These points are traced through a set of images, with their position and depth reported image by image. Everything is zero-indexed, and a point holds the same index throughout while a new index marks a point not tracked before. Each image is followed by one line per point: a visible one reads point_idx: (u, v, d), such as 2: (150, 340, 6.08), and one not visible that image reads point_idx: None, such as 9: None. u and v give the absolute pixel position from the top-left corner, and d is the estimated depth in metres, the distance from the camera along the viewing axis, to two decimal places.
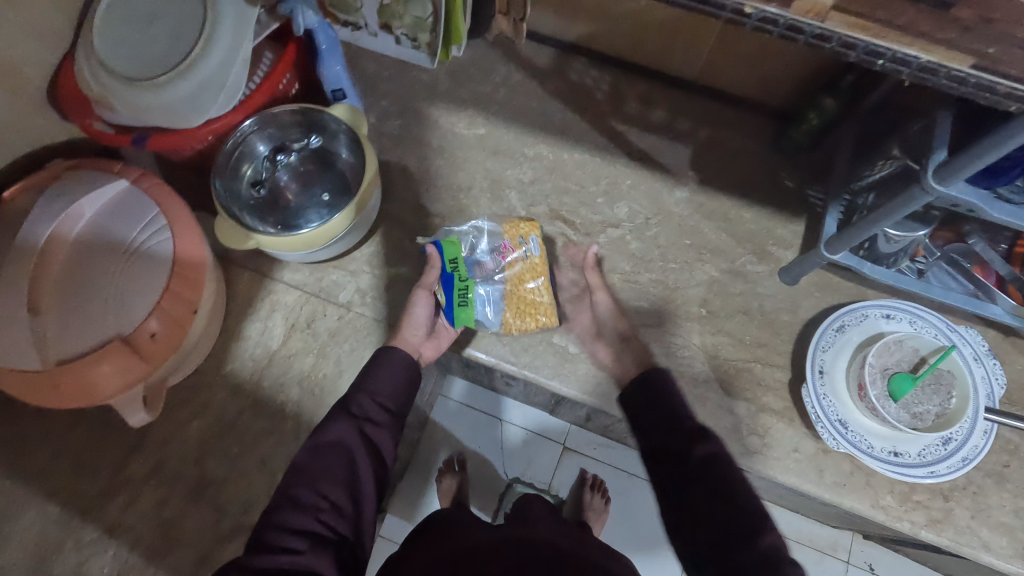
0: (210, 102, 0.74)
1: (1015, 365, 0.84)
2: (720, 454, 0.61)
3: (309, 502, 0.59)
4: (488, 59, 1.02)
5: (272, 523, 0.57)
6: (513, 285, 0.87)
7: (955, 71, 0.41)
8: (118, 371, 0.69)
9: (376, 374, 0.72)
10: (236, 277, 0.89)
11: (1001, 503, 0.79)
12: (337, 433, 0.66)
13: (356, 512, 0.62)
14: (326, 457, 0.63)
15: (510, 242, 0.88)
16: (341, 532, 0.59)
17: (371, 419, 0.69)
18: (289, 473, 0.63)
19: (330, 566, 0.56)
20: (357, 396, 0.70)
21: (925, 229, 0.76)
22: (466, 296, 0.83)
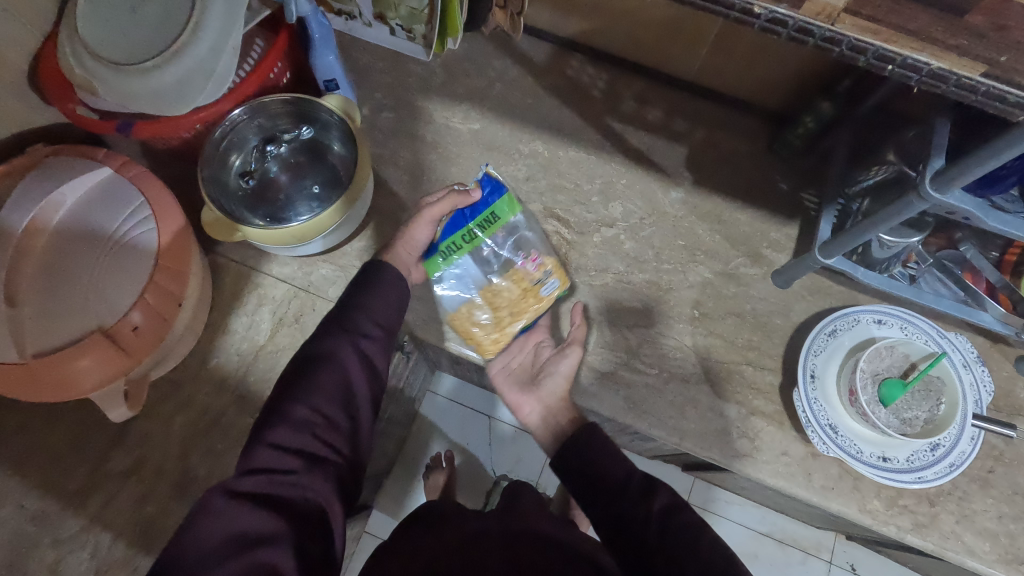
0: (198, 91, 0.71)
1: (1001, 372, 0.84)
2: (674, 507, 0.59)
3: (304, 421, 0.58)
4: (484, 54, 1.00)
5: (264, 441, 0.56)
6: (508, 291, 0.84)
7: (965, 78, 0.40)
8: (98, 365, 0.67)
9: (374, 295, 0.68)
10: (223, 269, 0.87)
11: (985, 509, 0.80)
12: (330, 349, 0.63)
13: (351, 428, 0.61)
14: (319, 375, 0.61)
15: (540, 263, 0.85)
16: (336, 451, 0.59)
17: (366, 334, 0.66)
18: (281, 390, 0.60)
19: (326, 485, 0.56)
20: (353, 313, 0.66)
21: (918, 235, 0.76)
22: (455, 250, 0.81)
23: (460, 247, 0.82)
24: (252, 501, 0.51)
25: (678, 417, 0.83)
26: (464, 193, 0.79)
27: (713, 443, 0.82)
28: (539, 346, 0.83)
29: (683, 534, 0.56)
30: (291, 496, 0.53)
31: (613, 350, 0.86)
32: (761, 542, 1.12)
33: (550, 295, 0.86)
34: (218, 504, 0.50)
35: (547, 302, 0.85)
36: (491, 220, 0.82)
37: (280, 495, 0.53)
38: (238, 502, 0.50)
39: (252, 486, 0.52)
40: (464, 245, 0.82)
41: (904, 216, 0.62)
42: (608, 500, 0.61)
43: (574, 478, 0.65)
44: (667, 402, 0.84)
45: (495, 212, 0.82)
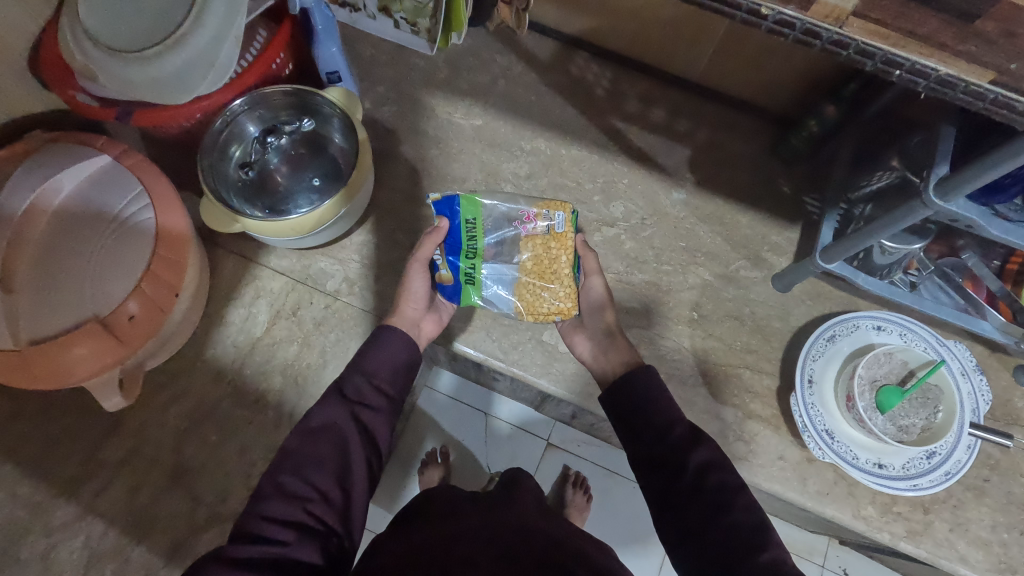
0: (198, 81, 0.70)
1: (999, 381, 0.84)
2: (715, 463, 0.59)
3: (298, 492, 0.56)
4: (488, 49, 1.00)
5: (257, 511, 0.55)
6: (530, 262, 0.79)
7: (973, 86, 0.40)
8: (93, 354, 0.67)
9: (374, 357, 0.68)
10: (220, 260, 0.87)
11: (980, 518, 0.80)
12: (330, 417, 0.62)
13: (347, 500, 0.59)
14: (317, 444, 0.60)
15: (534, 212, 0.79)
16: (331, 525, 0.56)
17: (367, 403, 0.65)
18: (278, 459, 0.59)
19: (318, 560, 0.53)
20: (353, 377, 0.66)
21: (920, 242, 0.76)
22: (470, 274, 0.79)
23: (470, 268, 0.79)
24: (239, 572, 0.49)
25: None
26: (436, 229, 0.76)
27: None
28: (591, 278, 0.80)
29: (718, 488, 0.57)
30: (280, 570, 0.51)
31: None
32: None
33: (568, 228, 0.79)
34: (205, 572, 0.49)
35: (569, 236, 0.78)
36: (473, 224, 0.78)
37: (268, 568, 0.51)
38: (224, 573, 0.49)
39: (240, 557, 0.51)
40: (474, 268, 0.79)
41: (907, 224, 0.62)
42: (645, 443, 0.62)
43: (618, 416, 0.66)
44: None
45: (470, 217, 0.78)
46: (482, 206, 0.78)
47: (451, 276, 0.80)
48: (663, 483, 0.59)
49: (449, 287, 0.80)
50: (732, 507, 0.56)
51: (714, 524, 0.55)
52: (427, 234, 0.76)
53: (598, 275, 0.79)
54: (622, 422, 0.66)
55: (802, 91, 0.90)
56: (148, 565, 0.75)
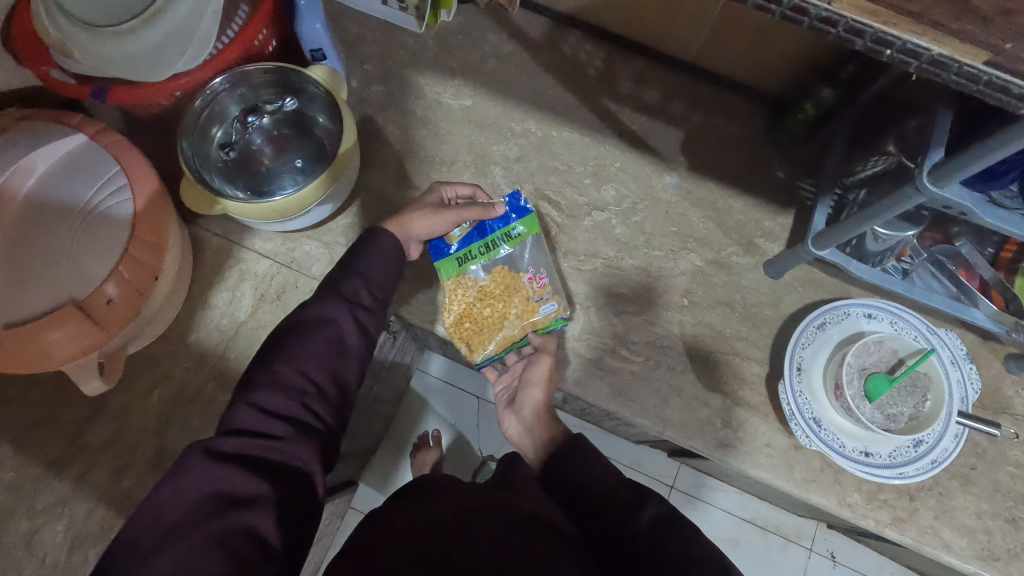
0: (177, 55, 0.72)
1: (990, 369, 0.84)
2: (665, 519, 0.59)
3: (290, 386, 0.57)
4: (478, 28, 0.97)
5: (251, 401, 0.55)
6: (506, 287, 0.85)
7: (967, 67, 0.38)
8: (71, 338, 0.66)
9: (367, 257, 0.66)
10: (204, 242, 0.85)
11: (965, 506, 0.80)
12: (326, 314, 0.62)
13: (339, 395, 0.60)
14: (312, 341, 0.60)
15: (544, 283, 0.85)
16: (323, 418, 0.58)
17: (362, 304, 0.64)
18: (268, 354, 0.59)
19: (312, 451, 0.55)
20: (348, 278, 0.65)
21: (912, 228, 0.75)
22: (465, 257, 0.84)
23: (474, 254, 0.84)
24: (234, 462, 0.50)
25: (662, 405, 0.82)
26: (487, 207, 0.81)
27: (697, 432, 0.82)
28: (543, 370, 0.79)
29: (670, 542, 0.57)
30: (274, 458, 0.52)
31: (599, 336, 0.85)
32: (744, 528, 1.12)
33: (543, 318, 0.84)
34: (197, 463, 0.49)
35: (535, 322, 0.84)
36: (504, 238, 0.85)
37: (263, 456, 0.52)
38: (219, 463, 0.49)
39: (233, 448, 0.51)
40: (476, 255, 0.85)
41: (901, 209, 0.61)
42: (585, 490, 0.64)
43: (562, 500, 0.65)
44: (652, 390, 0.83)
45: (517, 229, 0.85)
46: (532, 233, 0.85)
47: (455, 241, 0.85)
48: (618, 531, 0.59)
49: (442, 244, 0.84)
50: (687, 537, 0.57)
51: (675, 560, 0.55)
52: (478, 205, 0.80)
53: (545, 359, 0.78)
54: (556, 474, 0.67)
55: (797, 70, 0.88)
56: None
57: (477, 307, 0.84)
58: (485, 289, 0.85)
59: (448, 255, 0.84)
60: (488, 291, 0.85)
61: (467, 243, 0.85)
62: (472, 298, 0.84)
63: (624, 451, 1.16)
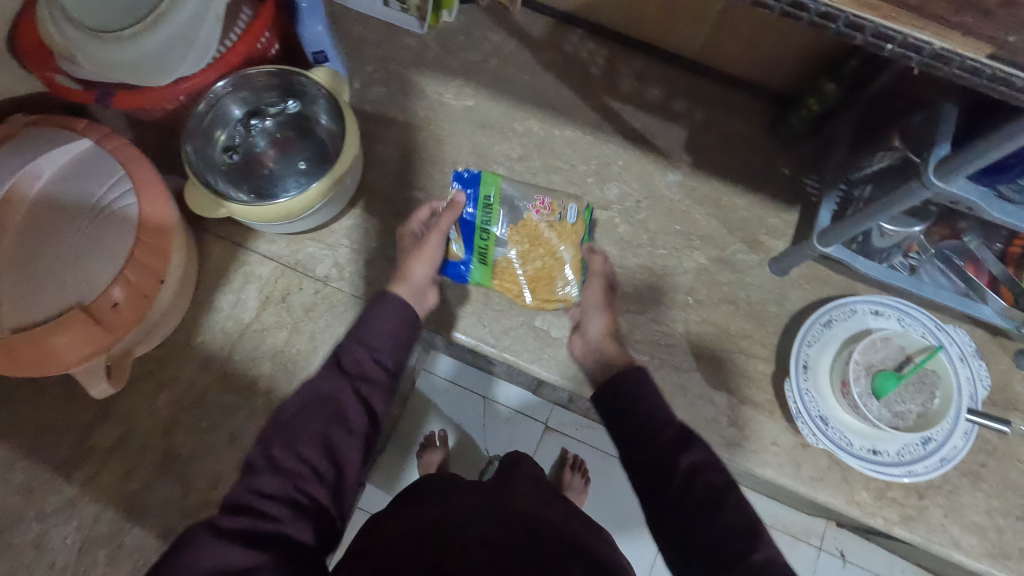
0: (179, 60, 0.72)
1: (999, 365, 0.83)
2: (703, 463, 0.58)
3: (290, 466, 0.55)
4: (479, 27, 0.97)
5: (249, 486, 0.54)
6: (529, 236, 0.84)
7: (970, 60, 0.38)
8: (77, 342, 0.66)
9: (373, 325, 0.65)
10: (208, 245, 0.85)
11: (975, 503, 0.79)
12: (329, 387, 0.61)
13: (341, 477, 0.57)
14: (312, 419, 0.58)
15: (546, 203, 0.85)
16: (322, 501, 0.55)
17: (369, 378, 0.63)
18: (271, 429, 0.59)
19: (309, 534, 0.53)
20: (352, 348, 0.64)
21: (919, 224, 0.74)
22: (483, 250, 0.83)
23: (485, 237, 0.83)
24: (229, 542, 0.49)
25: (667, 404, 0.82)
26: (453, 204, 0.80)
27: (703, 431, 0.81)
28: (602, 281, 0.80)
29: (706, 489, 0.56)
30: (267, 544, 0.50)
31: None
32: None
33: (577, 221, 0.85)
34: (195, 542, 0.49)
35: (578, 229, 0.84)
36: (489, 203, 0.84)
37: (254, 542, 0.50)
38: (215, 541, 0.49)
39: (231, 527, 0.51)
40: (485, 244, 0.84)
41: (906, 205, 0.60)
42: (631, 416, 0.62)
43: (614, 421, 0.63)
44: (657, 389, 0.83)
45: (489, 194, 0.84)
46: (499, 185, 0.84)
47: (461, 253, 0.84)
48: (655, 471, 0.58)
49: (458, 263, 0.84)
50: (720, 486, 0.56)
51: (704, 507, 0.55)
52: (446, 208, 0.80)
53: (597, 278, 0.79)
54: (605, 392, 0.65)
55: (800, 66, 0.88)
56: (141, 550, 0.75)
57: (527, 271, 0.84)
58: (520, 252, 0.84)
59: (471, 270, 0.84)
60: (521, 253, 0.84)
61: (472, 245, 0.84)
62: (518, 268, 0.84)
63: None
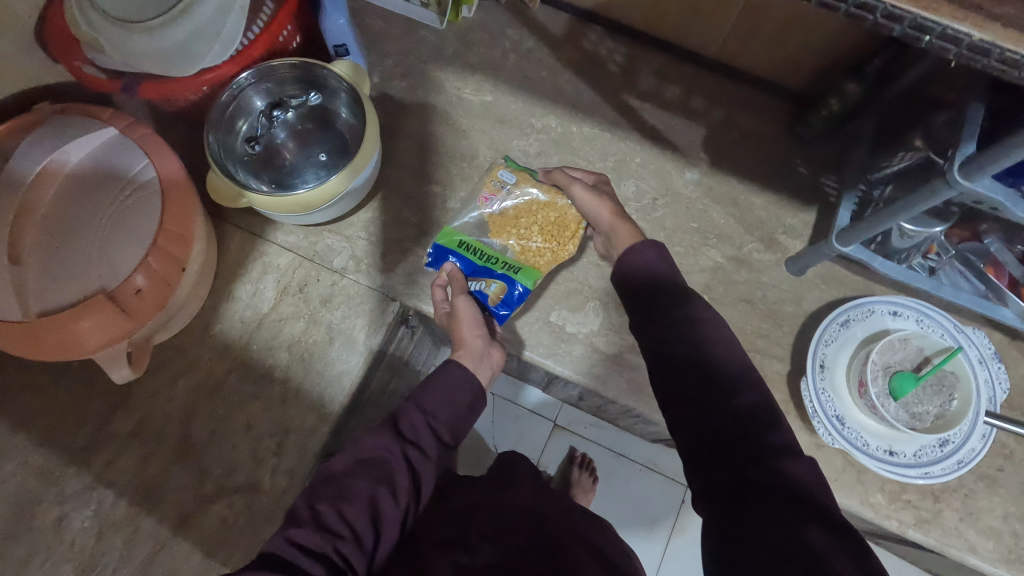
0: (204, 52, 0.73)
1: (1018, 369, 0.82)
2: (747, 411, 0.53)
3: (332, 526, 0.56)
4: (498, 23, 0.98)
5: (289, 536, 0.54)
6: (506, 224, 0.81)
7: (1009, 52, 0.38)
8: (100, 326, 0.67)
9: (432, 390, 0.67)
10: (228, 235, 0.86)
11: (991, 508, 0.79)
12: (379, 447, 0.63)
13: (375, 544, 0.58)
14: (362, 479, 0.60)
15: (487, 191, 0.83)
16: (355, 565, 0.55)
17: (419, 445, 0.64)
18: (315, 484, 0.60)
19: None
20: (409, 409, 0.66)
21: (941, 225, 0.74)
22: (505, 262, 0.79)
23: (486, 254, 0.80)
24: None
25: None
26: (450, 277, 0.78)
27: None
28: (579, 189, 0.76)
29: (748, 440, 0.51)
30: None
31: (618, 332, 0.85)
32: None
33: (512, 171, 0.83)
34: None
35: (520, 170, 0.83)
36: (464, 242, 0.81)
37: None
38: None
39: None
40: (494, 257, 0.80)
41: (928, 205, 0.60)
42: (653, 320, 0.61)
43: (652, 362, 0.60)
44: None
45: (457, 241, 0.81)
46: (451, 228, 0.81)
47: (500, 283, 0.79)
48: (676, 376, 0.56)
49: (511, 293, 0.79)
50: (740, 394, 0.53)
51: (731, 425, 0.52)
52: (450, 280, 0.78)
53: (574, 184, 0.75)
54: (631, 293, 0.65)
55: (821, 65, 0.87)
56: (158, 535, 0.75)
57: (539, 235, 0.80)
58: (517, 240, 0.80)
59: (520, 284, 0.78)
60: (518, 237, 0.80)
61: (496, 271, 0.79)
62: (535, 245, 0.80)
63: (639, 449, 1.16)
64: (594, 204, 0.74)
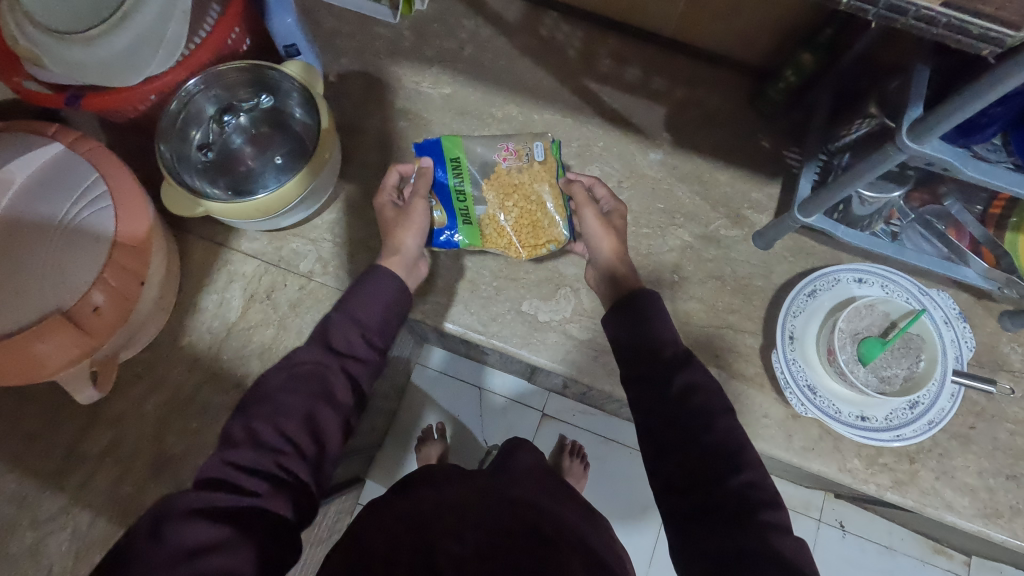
0: (148, 59, 0.72)
1: (984, 327, 0.84)
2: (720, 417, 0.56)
3: (269, 442, 0.56)
4: (454, 14, 0.96)
5: (226, 458, 0.54)
6: (501, 188, 0.81)
7: (924, 8, 0.38)
8: (60, 348, 0.66)
9: (361, 299, 0.67)
10: (191, 245, 0.85)
11: (966, 465, 0.80)
12: (311, 361, 0.63)
13: (319, 452, 0.59)
14: (297, 395, 0.60)
15: (513, 148, 0.82)
16: (301, 474, 0.56)
17: (355, 356, 0.65)
18: (248, 402, 0.60)
19: (287, 509, 0.54)
20: (342, 323, 0.65)
21: (898, 188, 0.75)
22: (465, 211, 0.81)
23: (461, 191, 0.81)
24: (205, 513, 0.48)
25: None
26: (420, 171, 0.78)
27: None
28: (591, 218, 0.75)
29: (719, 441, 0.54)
30: (248, 514, 0.50)
31: (591, 317, 0.85)
32: None
33: (547, 156, 0.82)
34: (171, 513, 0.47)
35: (551, 163, 0.82)
36: (457, 164, 0.81)
37: (233, 510, 0.50)
38: (193, 511, 0.47)
39: (205, 499, 0.49)
40: (464, 204, 0.81)
41: (882, 168, 0.60)
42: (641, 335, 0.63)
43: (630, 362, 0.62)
44: None
45: (454, 158, 0.81)
46: (463, 145, 0.82)
47: (445, 218, 0.81)
48: (676, 447, 0.55)
49: (443, 231, 0.81)
50: (740, 467, 0.53)
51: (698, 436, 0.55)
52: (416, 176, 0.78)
53: (588, 207, 0.75)
54: (623, 336, 0.64)
55: (776, 37, 0.87)
56: None
57: (512, 222, 0.81)
58: (497, 201, 0.81)
59: (458, 234, 0.81)
60: (502, 200, 0.81)
61: (451, 209, 0.81)
62: (502, 219, 0.81)
63: (628, 432, 1.17)
64: (600, 232, 0.75)
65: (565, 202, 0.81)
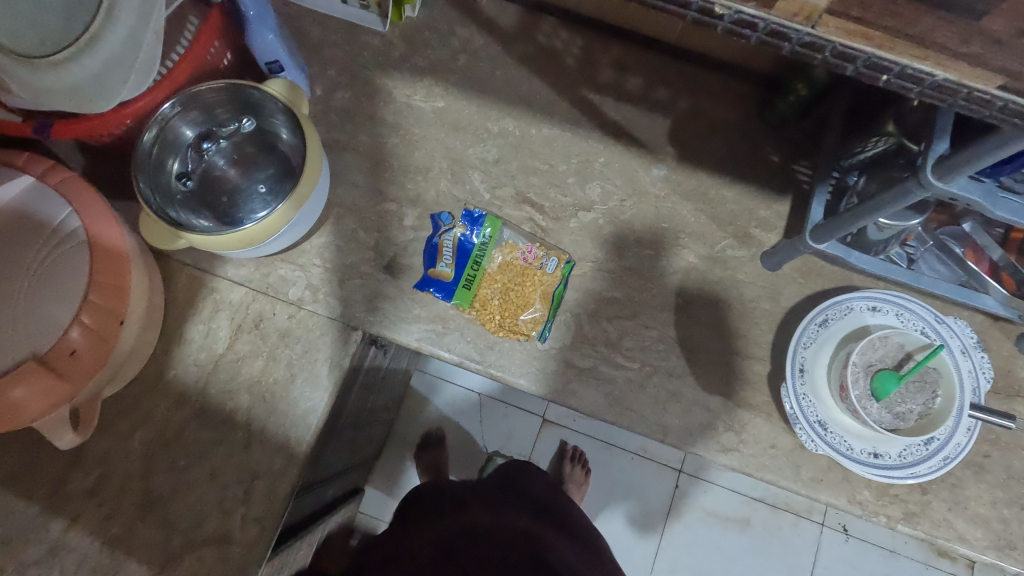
0: (121, 82, 0.64)
1: (1001, 351, 0.80)
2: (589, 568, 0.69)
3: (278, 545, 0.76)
4: (446, 21, 0.92)
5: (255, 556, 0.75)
6: (508, 273, 0.86)
7: (979, 92, 0.38)
8: (35, 395, 0.62)
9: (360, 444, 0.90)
10: (175, 274, 0.82)
11: (979, 495, 0.78)
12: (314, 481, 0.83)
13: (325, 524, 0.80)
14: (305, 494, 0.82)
15: (536, 248, 0.85)
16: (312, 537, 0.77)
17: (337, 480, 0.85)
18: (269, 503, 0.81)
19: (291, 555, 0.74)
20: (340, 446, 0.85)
21: (917, 218, 0.70)
22: (470, 280, 0.85)
23: (474, 265, 0.85)
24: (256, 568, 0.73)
25: (660, 411, 0.80)
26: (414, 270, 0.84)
27: (698, 437, 0.79)
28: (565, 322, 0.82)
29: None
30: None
31: (591, 344, 0.82)
32: (753, 506, 1.09)
33: (556, 275, 0.85)
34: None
35: (553, 282, 0.84)
36: (485, 242, 0.86)
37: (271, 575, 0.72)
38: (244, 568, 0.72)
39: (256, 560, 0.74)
40: (474, 275, 0.85)
41: (903, 203, 0.56)
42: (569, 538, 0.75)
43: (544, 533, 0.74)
44: (649, 396, 0.81)
45: (485, 236, 0.86)
46: (501, 228, 0.86)
47: (451, 275, 0.84)
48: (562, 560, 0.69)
49: (444, 283, 0.84)
50: None
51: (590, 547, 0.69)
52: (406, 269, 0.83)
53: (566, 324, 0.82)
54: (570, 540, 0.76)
55: None
56: None
57: (502, 302, 0.85)
58: (504, 277, 0.86)
59: (455, 291, 0.84)
60: (504, 281, 0.86)
61: (459, 276, 0.85)
62: (496, 298, 0.85)
63: (630, 438, 1.13)
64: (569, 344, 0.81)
65: (555, 305, 0.83)
